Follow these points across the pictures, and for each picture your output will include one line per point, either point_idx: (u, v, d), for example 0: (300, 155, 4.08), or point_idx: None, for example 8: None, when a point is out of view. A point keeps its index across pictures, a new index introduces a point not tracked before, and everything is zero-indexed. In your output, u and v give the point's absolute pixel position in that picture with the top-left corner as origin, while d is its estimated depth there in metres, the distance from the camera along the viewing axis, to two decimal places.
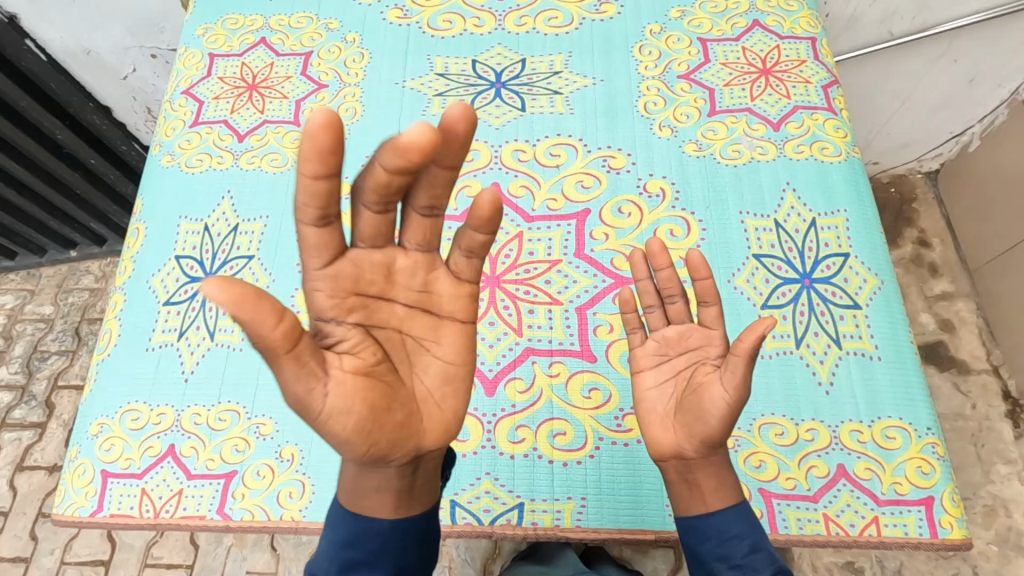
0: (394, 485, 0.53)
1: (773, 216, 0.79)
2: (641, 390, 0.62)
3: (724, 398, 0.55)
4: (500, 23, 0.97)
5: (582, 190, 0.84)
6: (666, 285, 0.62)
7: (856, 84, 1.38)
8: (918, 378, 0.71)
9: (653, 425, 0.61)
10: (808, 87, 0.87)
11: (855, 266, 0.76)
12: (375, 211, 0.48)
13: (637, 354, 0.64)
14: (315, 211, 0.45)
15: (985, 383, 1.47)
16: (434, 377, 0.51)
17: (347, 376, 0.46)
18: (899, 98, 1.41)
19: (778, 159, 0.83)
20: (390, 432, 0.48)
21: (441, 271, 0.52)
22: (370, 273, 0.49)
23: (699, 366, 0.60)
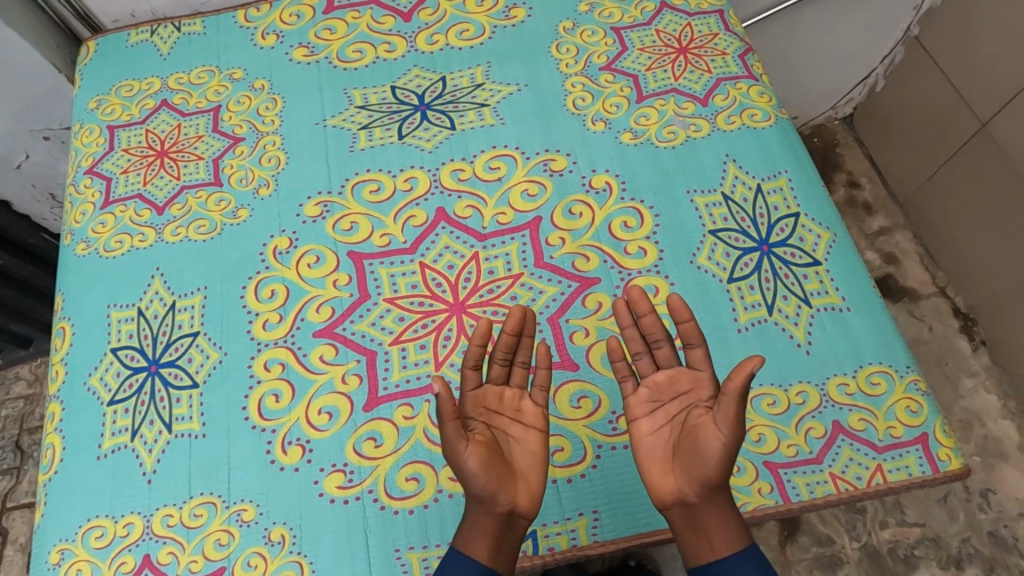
0: (491, 533, 0.59)
1: (720, 190, 0.80)
2: (638, 437, 0.63)
3: (721, 438, 0.56)
4: (412, 45, 0.95)
5: (528, 199, 0.83)
6: (651, 330, 0.63)
7: (763, 48, 1.43)
8: (888, 320, 0.72)
9: (653, 474, 0.61)
10: (726, 58, 0.88)
11: (807, 224, 0.77)
12: (500, 364, 0.64)
13: (630, 403, 0.64)
14: (477, 351, 0.62)
15: (936, 305, 1.54)
16: (527, 458, 0.63)
17: (476, 445, 0.60)
18: (805, 53, 1.47)
19: (713, 133, 0.83)
20: (498, 478, 0.60)
21: (527, 402, 0.65)
22: (490, 396, 0.64)
23: (691, 409, 0.61)
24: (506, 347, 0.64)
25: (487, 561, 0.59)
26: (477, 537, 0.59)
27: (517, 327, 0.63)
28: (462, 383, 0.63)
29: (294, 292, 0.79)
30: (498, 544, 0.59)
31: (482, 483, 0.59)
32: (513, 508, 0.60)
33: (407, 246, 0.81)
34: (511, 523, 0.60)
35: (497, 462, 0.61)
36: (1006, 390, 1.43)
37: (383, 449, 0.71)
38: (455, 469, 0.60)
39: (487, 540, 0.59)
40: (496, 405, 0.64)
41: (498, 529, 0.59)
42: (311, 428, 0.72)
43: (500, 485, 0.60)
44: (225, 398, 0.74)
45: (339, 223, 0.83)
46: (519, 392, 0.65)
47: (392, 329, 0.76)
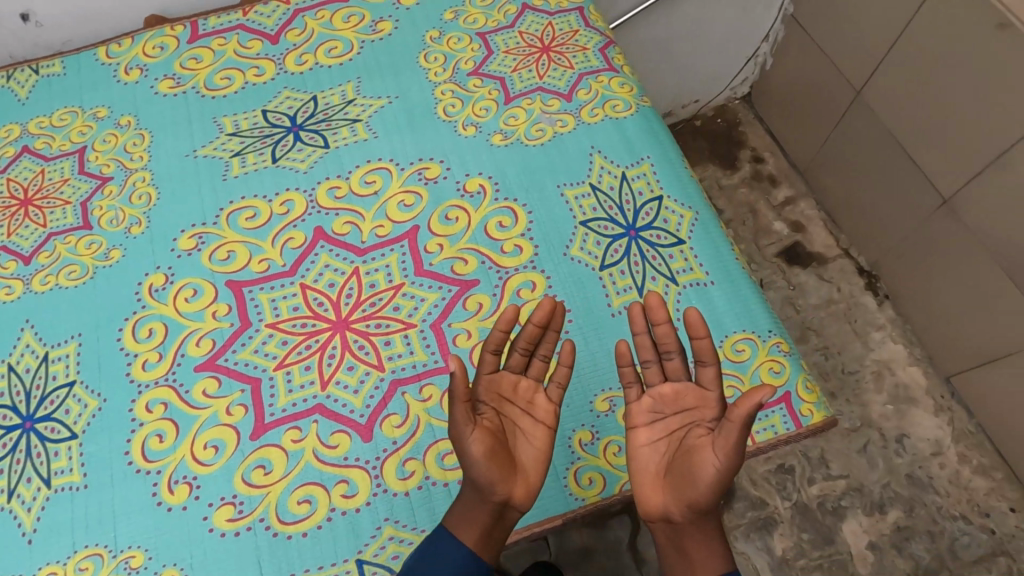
0: (483, 519, 0.61)
1: (588, 181, 0.82)
2: (635, 448, 0.65)
3: (717, 462, 0.58)
4: (281, 67, 0.95)
5: (404, 209, 0.83)
6: (664, 340, 0.65)
7: (650, 36, 1.48)
8: (750, 289, 0.76)
9: (644, 486, 0.64)
10: (587, 54, 0.91)
11: (670, 206, 0.80)
12: (521, 352, 0.67)
13: (632, 411, 0.66)
14: (500, 334, 0.65)
15: (842, 266, 1.61)
16: (534, 449, 0.65)
17: (481, 431, 0.62)
18: (692, 39, 1.52)
19: (578, 127, 0.86)
20: (501, 465, 0.62)
21: (541, 394, 0.67)
22: (506, 385, 0.67)
23: (691, 428, 0.63)
24: (529, 337, 0.67)
25: (475, 549, 0.61)
26: (468, 525, 0.61)
27: (544, 319, 0.65)
28: (479, 366, 0.66)
29: (173, 328, 0.78)
30: (486, 532, 0.61)
31: (482, 471, 0.60)
32: (508, 500, 0.62)
33: (287, 268, 0.81)
34: (503, 515, 0.62)
35: (500, 453, 0.62)
36: (911, 338, 1.51)
37: (273, 475, 0.70)
38: (459, 452, 0.61)
39: (476, 529, 0.61)
40: (510, 393, 0.67)
41: (490, 519, 0.61)
42: (197, 464, 0.71)
43: (502, 474, 0.61)
44: (106, 445, 0.72)
45: (215, 254, 0.82)
46: (535, 385, 0.68)
47: (276, 354, 0.76)
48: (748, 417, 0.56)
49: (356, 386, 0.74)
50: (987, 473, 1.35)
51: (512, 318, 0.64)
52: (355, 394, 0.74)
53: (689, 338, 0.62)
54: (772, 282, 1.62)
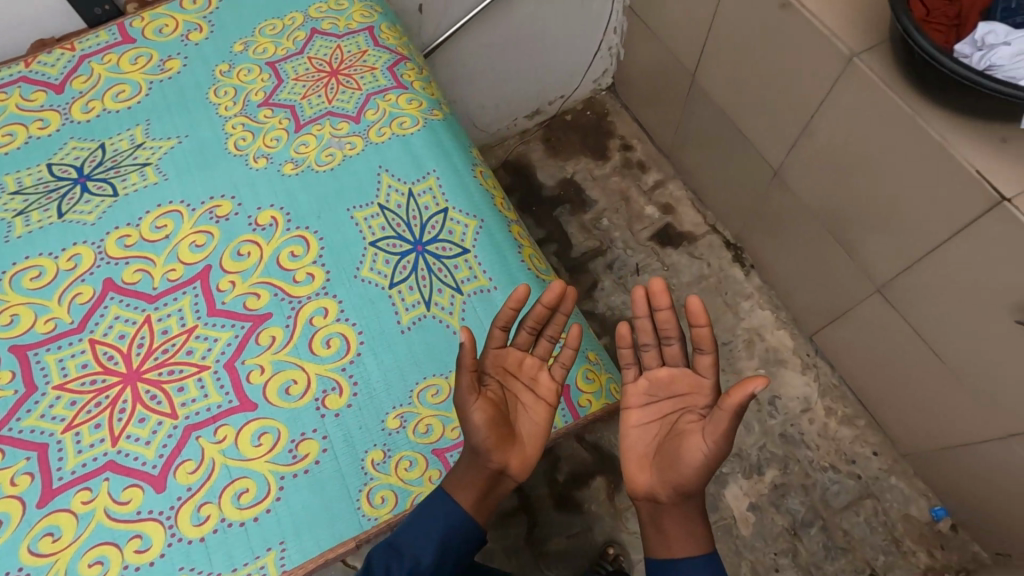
0: (478, 482, 0.68)
1: (376, 201, 0.83)
2: (627, 426, 0.73)
3: (705, 448, 0.65)
4: (67, 116, 0.92)
5: (196, 250, 0.83)
6: (665, 324, 0.70)
7: (493, 39, 1.51)
8: (535, 289, 0.78)
9: (632, 464, 0.71)
10: (375, 73, 0.92)
11: (455, 217, 0.81)
12: (527, 334, 0.72)
13: (630, 390, 0.74)
14: (506, 317, 0.68)
15: (710, 242, 1.68)
16: (532, 420, 0.71)
17: (484, 402, 0.67)
18: (536, 37, 1.56)
19: (366, 148, 0.86)
20: (501, 436, 0.67)
21: (544, 371, 0.73)
22: (510, 361, 0.72)
23: (683, 414, 0.70)
24: (539, 318, 0.70)
25: (470, 509, 0.68)
26: (466, 490, 0.68)
27: (553, 302, 0.69)
28: (488, 340, 0.71)
29: None
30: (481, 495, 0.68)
31: (480, 438, 0.66)
32: (503, 468, 0.68)
33: (75, 325, 0.79)
34: (498, 480, 0.69)
35: (501, 424, 0.68)
36: (777, 303, 1.58)
37: (62, 541, 0.69)
38: (461, 419, 0.67)
39: (473, 491, 0.68)
40: (513, 368, 0.72)
41: (486, 484, 0.68)
42: None
43: (501, 442, 0.67)
44: None
45: None
46: (539, 363, 0.73)
47: (63, 416, 0.74)
48: (738, 407, 0.62)
49: (149, 437, 0.73)
50: (851, 424, 1.43)
51: (515, 302, 0.68)
52: (147, 445, 0.73)
53: (689, 327, 0.67)
54: (647, 264, 1.67)
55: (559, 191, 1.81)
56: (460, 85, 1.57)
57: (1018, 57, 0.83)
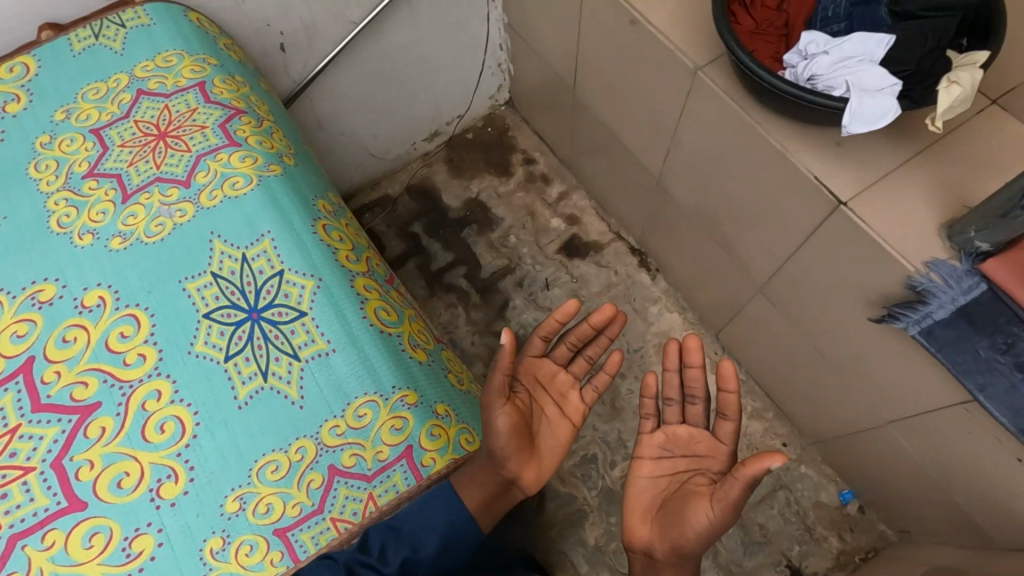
0: (491, 483, 0.70)
1: (209, 270, 0.80)
2: (638, 474, 0.83)
3: (711, 513, 0.71)
4: None
5: (17, 340, 0.77)
6: (692, 381, 0.84)
7: (372, 69, 1.48)
8: (376, 346, 0.76)
9: (635, 516, 0.80)
10: (206, 132, 0.88)
11: (291, 278, 0.79)
12: (564, 355, 0.88)
13: (644, 442, 0.85)
14: (550, 330, 0.84)
15: (616, 249, 1.69)
16: (557, 431, 0.82)
17: (508, 407, 0.72)
18: (417, 61, 1.54)
19: (198, 214, 0.83)
20: (521, 441, 0.72)
21: (573, 392, 0.87)
22: (545, 375, 0.87)
23: (694, 475, 0.80)
24: (580, 335, 0.87)
25: (474, 512, 0.69)
26: (474, 488, 0.69)
27: (599, 323, 0.85)
28: (529, 348, 0.87)
29: None
30: (488, 497, 0.70)
31: (501, 443, 0.70)
32: (516, 477, 0.71)
33: None
34: (507, 489, 0.72)
35: (522, 433, 0.72)
36: (684, 304, 1.61)
37: None
38: (486, 422, 0.71)
39: (482, 493, 0.70)
40: (545, 380, 0.86)
41: (497, 490, 0.70)
42: None
43: (517, 451, 0.71)
44: None
45: None
46: (570, 384, 0.87)
47: None
48: (751, 480, 0.68)
49: None
50: (760, 416, 1.46)
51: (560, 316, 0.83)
52: None
53: (720, 390, 0.78)
54: (556, 278, 1.67)
55: (465, 211, 1.79)
56: (346, 115, 1.54)
57: (839, 63, 0.84)
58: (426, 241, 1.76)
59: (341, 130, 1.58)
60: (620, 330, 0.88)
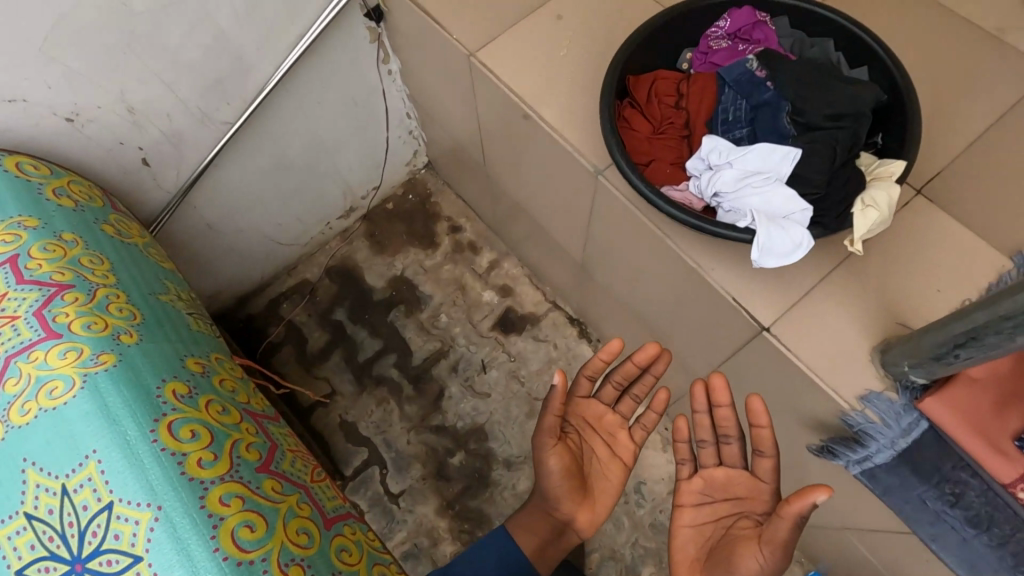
0: (540, 532, 0.96)
1: (22, 510, 0.68)
2: (679, 526, 0.80)
3: (760, 558, 0.70)
4: None
5: None
6: (723, 421, 0.79)
7: (262, 162, 1.34)
8: None
9: (684, 567, 0.78)
10: (19, 324, 0.75)
11: (123, 511, 0.67)
12: (612, 391, 0.96)
13: (684, 488, 0.82)
14: (593, 368, 0.93)
15: (554, 320, 1.58)
16: (609, 468, 0.95)
17: (557, 448, 0.92)
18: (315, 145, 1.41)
19: (8, 435, 0.70)
20: (566, 483, 0.92)
21: (623, 430, 0.96)
22: (596, 414, 0.97)
23: (740, 518, 0.76)
24: (624, 375, 0.95)
25: (530, 555, 0.94)
26: (529, 535, 0.96)
27: (642, 361, 0.91)
28: (579, 389, 0.98)
29: None
30: (541, 541, 0.95)
31: (554, 485, 0.92)
32: (569, 516, 0.94)
33: None
34: (560, 531, 0.96)
35: (571, 473, 0.92)
36: None
37: None
38: (543, 464, 0.93)
39: (534, 537, 0.95)
40: (596, 423, 0.97)
41: (548, 536, 0.96)
42: None
43: (565, 490, 0.92)
44: None
45: None
46: (620, 424, 0.96)
47: None
48: (799, 519, 0.67)
49: None
50: None
51: (603, 356, 0.91)
52: None
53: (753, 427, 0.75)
54: (493, 358, 1.55)
55: (390, 291, 1.66)
56: (241, 211, 1.40)
57: (743, 179, 0.73)
58: (351, 329, 1.63)
59: (238, 227, 1.43)
60: (666, 363, 0.92)
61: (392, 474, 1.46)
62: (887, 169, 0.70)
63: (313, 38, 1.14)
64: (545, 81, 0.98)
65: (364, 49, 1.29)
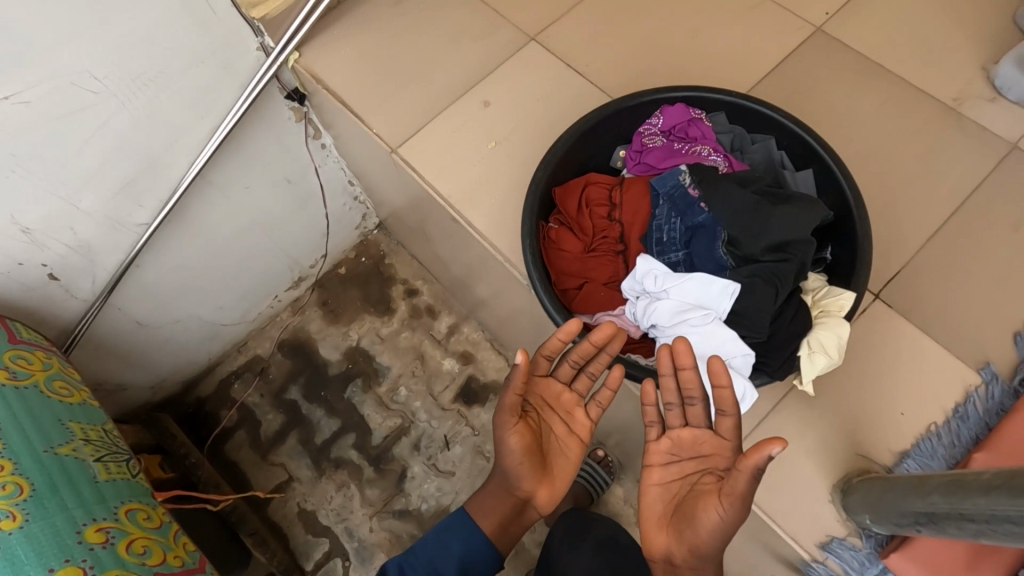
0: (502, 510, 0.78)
1: None
2: (647, 484, 0.68)
3: (723, 513, 0.59)
4: None
5: None
6: (688, 383, 0.63)
7: (191, 253, 1.25)
8: None
9: (649, 525, 0.66)
10: None
11: None
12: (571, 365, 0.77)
13: (650, 449, 0.68)
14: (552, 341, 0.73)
15: None
16: (566, 447, 0.78)
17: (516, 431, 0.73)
18: (250, 227, 1.32)
19: None
20: (527, 466, 0.74)
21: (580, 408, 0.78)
22: (552, 390, 0.78)
23: (705, 472, 0.64)
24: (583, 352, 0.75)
25: (491, 536, 0.78)
26: (490, 515, 0.78)
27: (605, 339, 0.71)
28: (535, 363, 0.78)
29: None
30: (502, 521, 0.78)
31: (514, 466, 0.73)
32: (529, 496, 0.76)
33: None
34: (522, 510, 0.78)
35: (532, 455, 0.74)
36: None
37: None
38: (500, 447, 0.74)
39: (496, 517, 0.78)
40: (553, 401, 0.78)
41: (510, 515, 0.78)
42: None
43: (526, 471, 0.74)
44: None
45: None
46: (578, 400, 0.79)
47: None
48: (758, 471, 0.56)
49: None
50: None
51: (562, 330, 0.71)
52: None
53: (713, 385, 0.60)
54: (456, 434, 1.48)
55: (346, 364, 1.58)
56: (175, 302, 1.31)
57: (680, 313, 0.66)
58: (307, 408, 1.55)
59: (174, 317, 1.34)
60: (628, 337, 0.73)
61: (356, 565, 1.39)
62: (839, 303, 0.64)
63: (225, 131, 1.04)
64: (472, 180, 0.90)
65: (287, 127, 1.20)
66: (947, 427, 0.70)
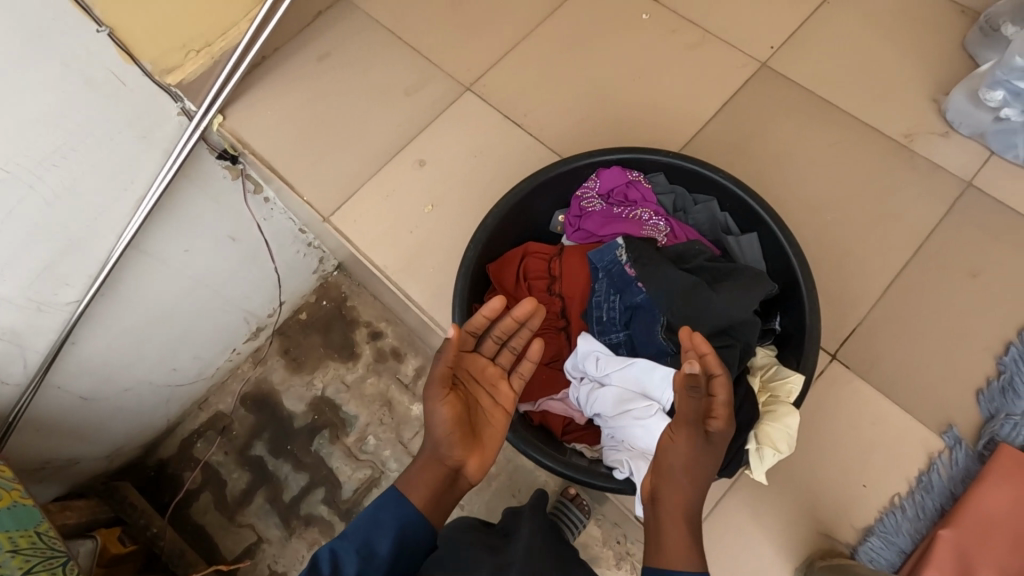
0: (434, 486, 0.60)
1: None
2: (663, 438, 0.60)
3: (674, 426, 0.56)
4: None
5: None
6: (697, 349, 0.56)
7: (133, 319, 1.17)
8: None
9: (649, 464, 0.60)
10: None
11: None
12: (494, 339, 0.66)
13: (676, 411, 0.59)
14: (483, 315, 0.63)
15: None
16: (499, 418, 0.65)
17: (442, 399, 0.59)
18: (196, 287, 1.25)
19: None
20: (458, 434, 0.60)
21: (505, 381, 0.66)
22: (475, 364, 0.65)
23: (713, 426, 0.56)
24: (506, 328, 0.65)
25: (423, 512, 0.59)
26: (421, 487, 0.59)
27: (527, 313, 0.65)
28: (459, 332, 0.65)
29: None
30: (433, 498, 0.60)
31: (441, 434, 0.59)
32: (460, 466, 0.61)
33: None
34: (454, 481, 0.62)
35: (460, 422, 0.61)
36: None
37: None
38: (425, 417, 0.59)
39: (428, 490, 0.59)
40: (478, 374, 0.65)
41: (441, 489, 0.60)
42: None
43: (456, 442, 0.60)
44: None
45: None
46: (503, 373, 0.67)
47: None
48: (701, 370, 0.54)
49: None
50: None
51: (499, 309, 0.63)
52: None
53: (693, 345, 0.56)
54: None
55: (312, 416, 1.46)
56: (123, 368, 1.22)
57: (623, 405, 0.62)
58: (274, 465, 1.44)
59: (123, 385, 1.27)
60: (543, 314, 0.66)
61: None
62: (787, 387, 0.60)
63: (155, 195, 0.95)
64: (409, 248, 0.86)
65: (219, 187, 1.15)
66: (912, 500, 0.66)
